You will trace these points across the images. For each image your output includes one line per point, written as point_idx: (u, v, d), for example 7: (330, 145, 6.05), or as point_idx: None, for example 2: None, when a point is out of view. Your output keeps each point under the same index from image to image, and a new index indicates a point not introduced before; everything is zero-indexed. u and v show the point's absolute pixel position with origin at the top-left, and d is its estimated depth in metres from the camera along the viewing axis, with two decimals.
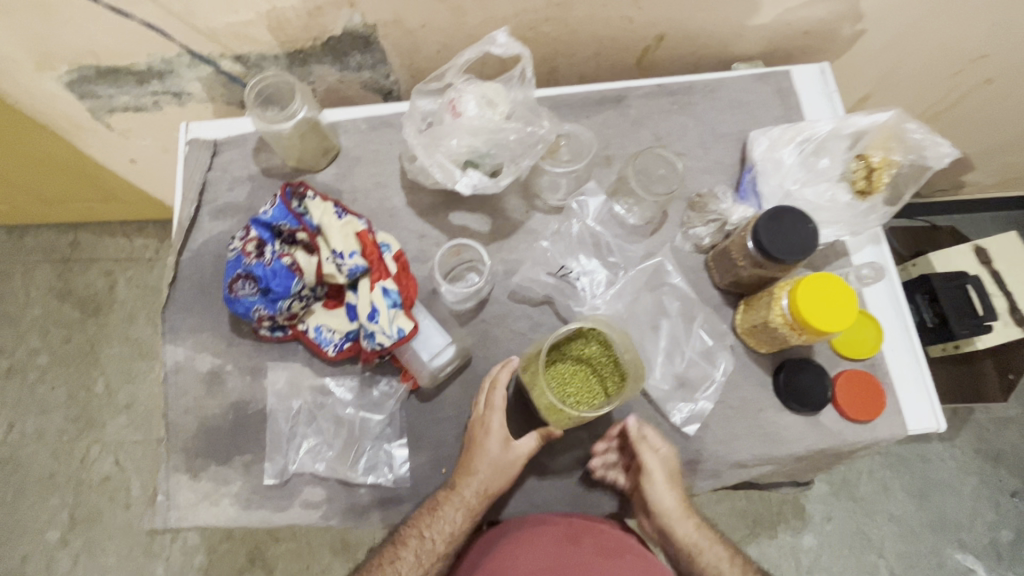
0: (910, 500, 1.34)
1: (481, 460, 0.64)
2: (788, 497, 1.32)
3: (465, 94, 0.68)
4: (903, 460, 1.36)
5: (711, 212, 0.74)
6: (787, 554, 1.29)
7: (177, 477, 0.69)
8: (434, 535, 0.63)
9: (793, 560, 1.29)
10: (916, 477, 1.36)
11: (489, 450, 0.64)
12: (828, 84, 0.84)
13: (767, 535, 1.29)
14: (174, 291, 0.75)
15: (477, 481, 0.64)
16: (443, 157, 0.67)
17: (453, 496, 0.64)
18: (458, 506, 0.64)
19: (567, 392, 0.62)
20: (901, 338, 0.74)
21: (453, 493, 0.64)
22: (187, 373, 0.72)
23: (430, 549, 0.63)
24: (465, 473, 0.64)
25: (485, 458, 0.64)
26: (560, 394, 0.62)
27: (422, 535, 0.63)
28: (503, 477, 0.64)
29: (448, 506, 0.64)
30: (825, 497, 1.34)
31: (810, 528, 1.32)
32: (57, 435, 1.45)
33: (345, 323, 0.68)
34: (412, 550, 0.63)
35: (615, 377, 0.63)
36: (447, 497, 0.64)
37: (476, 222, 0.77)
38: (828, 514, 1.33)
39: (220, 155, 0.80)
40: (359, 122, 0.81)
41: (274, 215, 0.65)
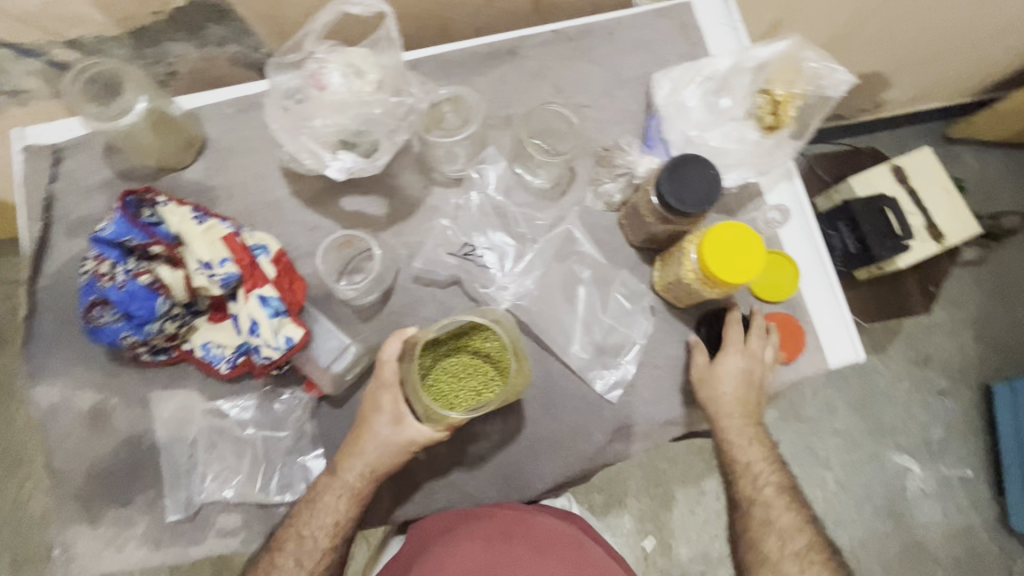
0: (850, 414, 1.41)
1: (369, 441, 0.60)
2: None
3: (329, 64, 0.59)
4: (841, 378, 1.43)
5: (619, 165, 0.71)
6: None
7: (74, 526, 0.63)
8: (314, 530, 0.59)
9: None
10: (854, 392, 1.42)
11: (381, 431, 0.59)
12: (731, 14, 0.79)
13: None
14: (35, 325, 0.66)
15: (363, 463, 0.60)
16: (310, 141, 0.60)
17: (334, 483, 0.60)
18: (342, 492, 0.60)
19: (446, 390, 0.58)
20: (818, 275, 0.74)
21: (335, 479, 0.60)
22: (66, 414, 0.65)
23: (311, 548, 0.59)
24: (349, 455, 0.60)
25: (373, 439, 0.59)
26: (443, 391, 0.58)
27: (300, 535, 0.59)
28: (390, 460, 0.60)
29: (329, 494, 0.60)
30: (773, 423, 1.39)
31: None
32: None
33: (232, 337, 0.62)
34: (290, 554, 0.59)
35: (497, 376, 0.58)
36: (332, 481, 0.60)
37: (371, 205, 0.71)
38: (776, 438, 1.39)
39: (65, 162, 0.69)
40: (223, 106, 0.71)
41: (116, 230, 0.56)
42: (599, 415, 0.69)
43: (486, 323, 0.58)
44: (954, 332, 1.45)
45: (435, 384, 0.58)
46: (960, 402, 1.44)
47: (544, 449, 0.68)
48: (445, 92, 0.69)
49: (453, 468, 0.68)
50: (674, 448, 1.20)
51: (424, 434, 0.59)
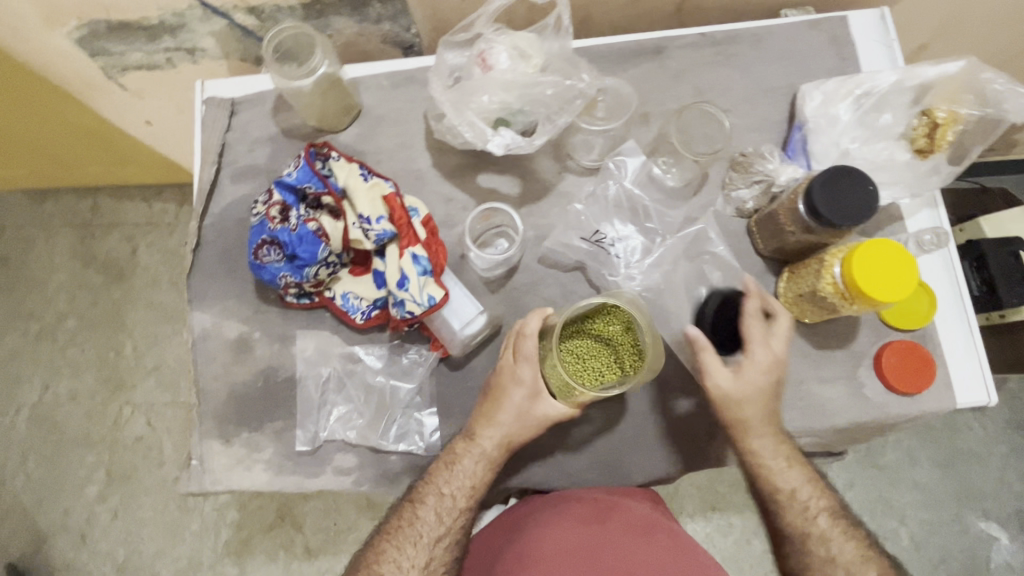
0: (936, 469, 1.32)
1: (505, 411, 0.63)
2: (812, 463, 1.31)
3: (497, 45, 0.63)
4: (932, 430, 1.34)
5: (756, 172, 0.70)
6: None
7: (210, 442, 0.69)
8: (454, 488, 0.63)
9: None
10: (943, 446, 1.33)
11: (518, 401, 0.63)
12: (887, 31, 0.77)
13: None
14: (198, 257, 0.73)
15: (499, 431, 0.63)
16: (473, 115, 0.63)
17: (473, 447, 0.63)
18: (479, 457, 0.63)
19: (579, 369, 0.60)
20: (956, 310, 0.70)
21: (473, 442, 0.63)
22: (215, 340, 0.71)
23: (451, 507, 0.62)
24: (486, 424, 0.63)
25: (511, 409, 0.63)
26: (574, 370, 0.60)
27: (440, 492, 0.62)
28: (526, 429, 0.63)
29: (467, 457, 0.63)
30: (849, 465, 1.32)
31: None
32: (90, 396, 1.50)
33: (373, 291, 0.66)
34: (431, 509, 0.62)
35: (632, 358, 0.60)
36: (468, 446, 0.63)
37: (505, 184, 0.74)
38: (851, 480, 1.32)
39: (238, 114, 0.76)
40: (381, 78, 0.77)
41: (298, 177, 0.62)
42: (706, 417, 0.69)
43: (620, 304, 0.60)
44: None
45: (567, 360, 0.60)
46: None
47: (647, 442, 0.69)
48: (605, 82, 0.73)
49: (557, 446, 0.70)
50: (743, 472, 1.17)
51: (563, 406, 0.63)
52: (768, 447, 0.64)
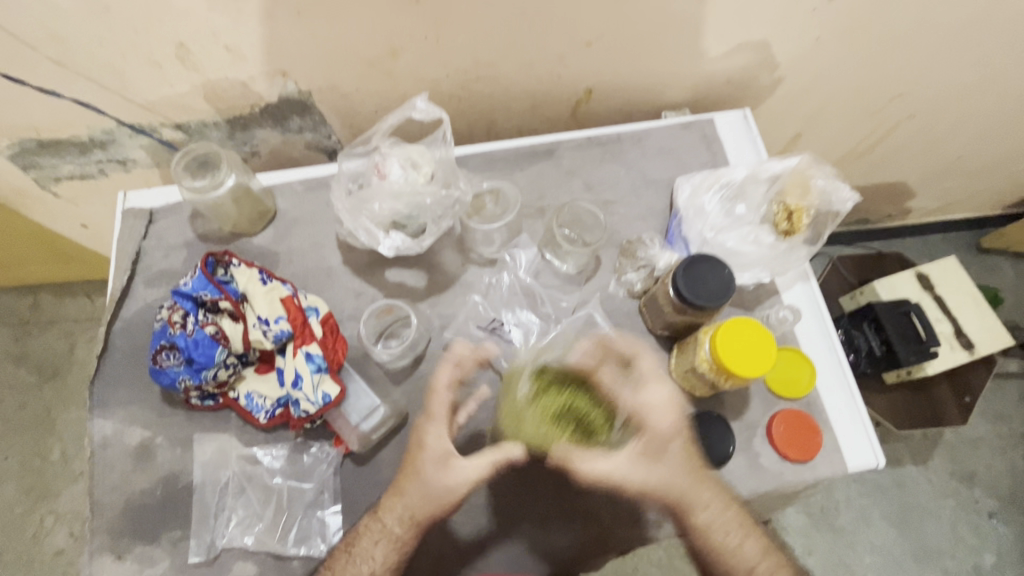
0: (889, 528, 1.32)
1: (412, 482, 0.62)
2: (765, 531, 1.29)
3: (389, 158, 0.69)
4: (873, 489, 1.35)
5: (642, 258, 0.77)
6: None
7: (101, 558, 0.66)
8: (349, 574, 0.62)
9: None
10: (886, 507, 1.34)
11: (424, 471, 0.62)
12: (750, 129, 0.88)
13: None
14: (105, 363, 0.74)
15: (403, 506, 0.62)
16: (366, 220, 0.69)
17: (375, 525, 0.63)
18: (379, 536, 0.62)
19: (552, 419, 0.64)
20: (836, 374, 0.75)
21: (384, 517, 0.63)
22: (114, 448, 0.70)
23: None
24: (392, 496, 0.63)
25: (416, 481, 0.62)
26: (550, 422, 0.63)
27: None
28: (433, 504, 0.62)
29: (368, 537, 0.62)
30: (796, 529, 1.31)
31: None
32: (9, 507, 1.46)
33: (275, 389, 0.68)
34: None
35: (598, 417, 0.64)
36: (370, 525, 0.63)
37: (412, 277, 0.78)
38: (809, 547, 1.30)
39: (156, 223, 0.80)
40: (296, 184, 0.82)
41: (194, 286, 0.65)
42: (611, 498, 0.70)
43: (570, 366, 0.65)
44: (999, 448, 1.38)
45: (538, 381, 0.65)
46: (1012, 527, 1.33)
47: (555, 527, 0.69)
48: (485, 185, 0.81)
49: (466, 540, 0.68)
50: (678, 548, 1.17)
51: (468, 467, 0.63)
52: (702, 491, 0.65)
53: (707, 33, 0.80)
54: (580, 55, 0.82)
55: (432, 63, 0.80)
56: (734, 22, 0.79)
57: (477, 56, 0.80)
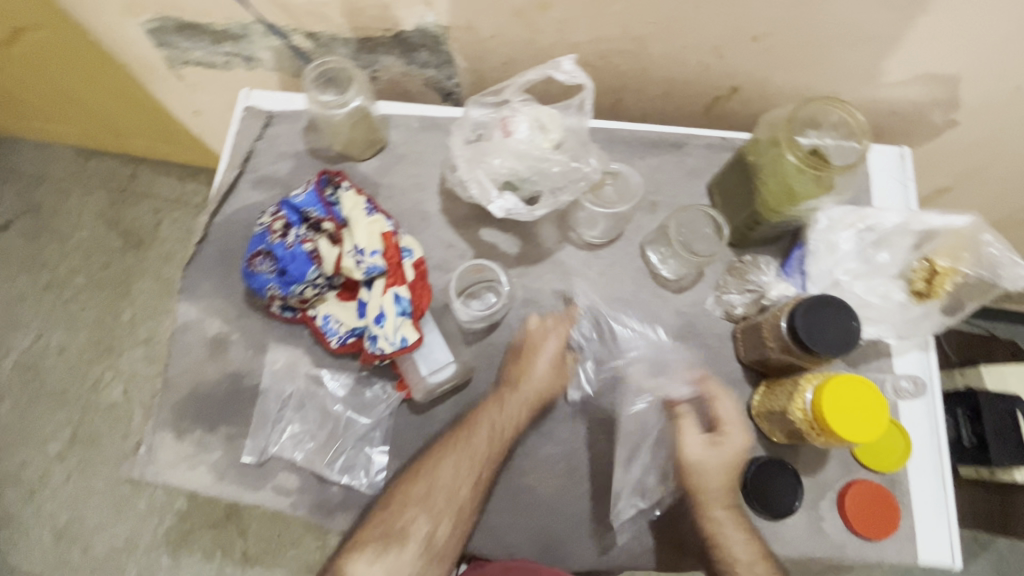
0: None
1: (524, 381, 0.70)
2: None
3: (520, 116, 0.66)
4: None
5: (750, 282, 0.72)
6: None
7: (163, 432, 0.70)
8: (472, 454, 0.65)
9: None
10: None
11: (529, 372, 0.71)
12: (905, 170, 0.79)
13: None
14: (200, 251, 0.76)
15: (515, 401, 0.69)
16: (483, 174, 0.65)
17: (490, 416, 0.68)
18: (493, 431, 0.67)
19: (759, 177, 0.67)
20: (931, 459, 0.68)
21: (484, 437, 0.67)
22: (193, 333, 0.73)
23: (448, 487, 0.64)
24: (502, 402, 0.69)
25: (528, 379, 0.70)
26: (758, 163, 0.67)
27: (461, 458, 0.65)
28: (537, 404, 0.70)
29: (483, 430, 0.67)
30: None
31: None
32: (79, 352, 1.63)
33: (353, 319, 0.68)
34: (422, 485, 0.64)
35: (789, 175, 0.63)
36: (483, 416, 0.68)
37: (506, 242, 0.76)
38: None
39: (272, 126, 0.80)
40: (411, 120, 0.81)
41: (304, 201, 0.65)
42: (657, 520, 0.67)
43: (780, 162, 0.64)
44: None
45: (731, 237, 0.74)
46: None
47: (590, 529, 0.68)
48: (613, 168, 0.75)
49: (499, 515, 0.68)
50: None
51: (517, 418, 0.68)
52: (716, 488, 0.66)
53: (894, 53, 0.71)
54: (739, 49, 0.75)
55: (581, 25, 0.75)
56: (930, 47, 0.69)
57: (629, 28, 0.74)
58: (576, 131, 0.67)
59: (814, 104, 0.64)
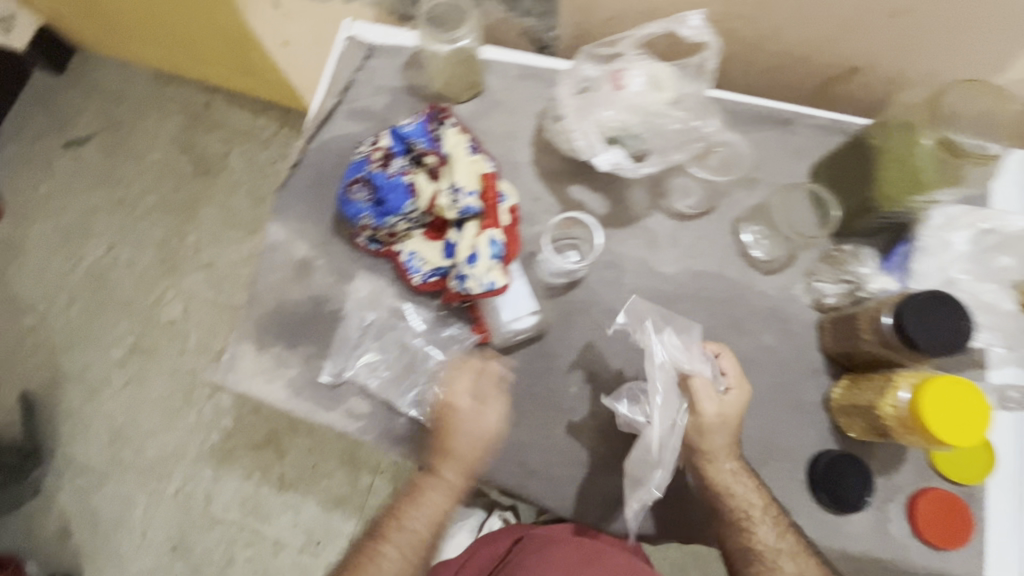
0: None
1: (456, 441, 0.66)
2: None
3: (634, 68, 0.64)
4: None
5: (847, 272, 0.69)
6: None
7: (246, 344, 0.72)
8: (414, 520, 0.66)
9: None
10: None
11: (460, 429, 0.65)
12: None
13: None
14: (293, 175, 0.77)
15: (461, 463, 0.66)
16: (590, 126, 0.64)
17: (435, 476, 0.66)
18: (446, 491, 0.66)
19: (882, 159, 0.63)
20: (1013, 481, 0.66)
21: (432, 496, 0.66)
22: (281, 254, 0.74)
23: (411, 536, 0.65)
24: (446, 457, 0.66)
25: (459, 438, 0.66)
26: (884, 144, 0.63)
27: (403, 524, 0.65)
28: (477, 447, 0.66)
29: (431, 489, 0.66)
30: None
31: None
32: (144, 268, 1.70)
33: (439, 258, 0.68)
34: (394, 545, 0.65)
35: (919, 159, 0.59)
36: (431, 481, 0.66)
37: (595, 202, 0.75)
38: None
39: (373, 59, 0.80)
40: (512, 66, 0.79)
41: (411, 131, 0.65)
42: None
43: (912, 145, 0.60)
44: None
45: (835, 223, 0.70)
46: None
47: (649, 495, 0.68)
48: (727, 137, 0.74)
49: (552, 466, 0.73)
50: None
51: (459, 477, 0.66)
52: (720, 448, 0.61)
53: None
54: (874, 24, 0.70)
55: None
56: None
57: None
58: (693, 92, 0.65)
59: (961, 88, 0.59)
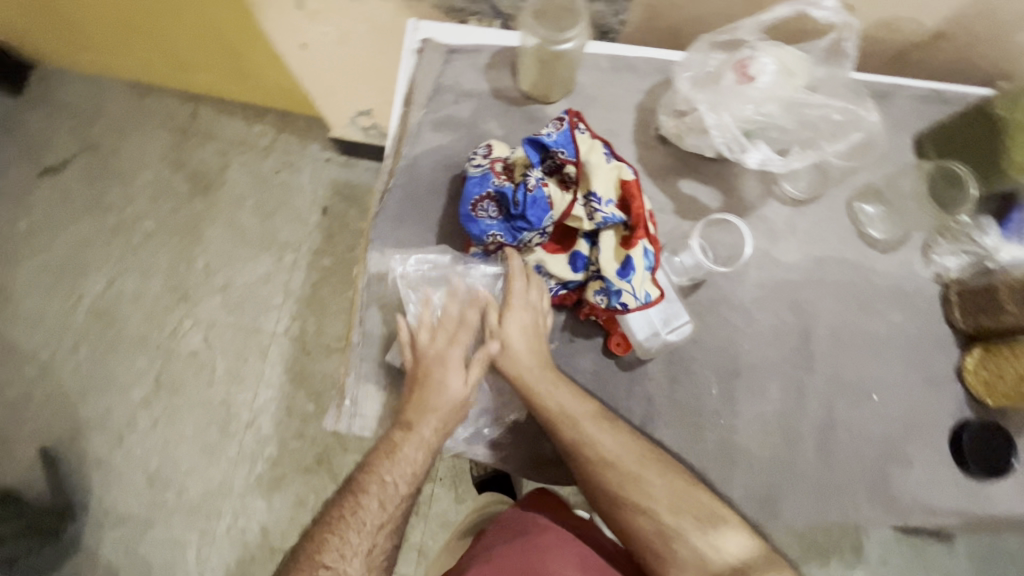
0: (971, 563, 1.25)
1: (439, 399, 0.65)
2: (851, 530, 1.22)
3: (763, 55, 0.61)
4: (1016, 545, 1.26)
5: (970, 244, 0.68)
6: None
7: (368, 385, 0.69)
8: (393, 477, 0.63)
9: None
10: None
11: (438, 386, 0.65)
12: None
13: (822, 562, 1.21)
14: (386, 199, 0.72)
15: (421, 413, 0.64)
16: (730, 119, 0.60)
17: (412, 434, 0.64)
18: (419, 446, 0.64)
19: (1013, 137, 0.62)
20: None
21: (394, 450, 0.63)
22: (388, 285, 0.70)
23: (392, 493, 0.63)
24: (421, 413, 0.64)
25: (444, 397, 0.65)
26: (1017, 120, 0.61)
27: (383, 480, 0.63)
28: (456, 414, 0.66)
29: (407, 445, 0.63)
30: (887, 540, 1.24)
31: (865, 565, 1.23)
32: (154, 299, 1.59)
33: (567, 272, 0.67)
34: (374, 495, 0.63)
35: None
36: (405, 437, 0.64)
37: (708, 196, 0.73)
38: (885, 558, 1.23)
39: (452, 62, 0.74)
40: (602, 59, 0.75)
41: (556, 139, 0.62)
42: (867, 479, 0.68)
43: None
44: None
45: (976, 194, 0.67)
46: None
47: (802, 487, 0.68)
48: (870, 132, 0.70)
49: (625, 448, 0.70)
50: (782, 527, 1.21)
51: (431, 435, 0.64)
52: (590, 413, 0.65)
53: None
54: None
55: None
56: None
57: None
58: (838, 75, 0.62)
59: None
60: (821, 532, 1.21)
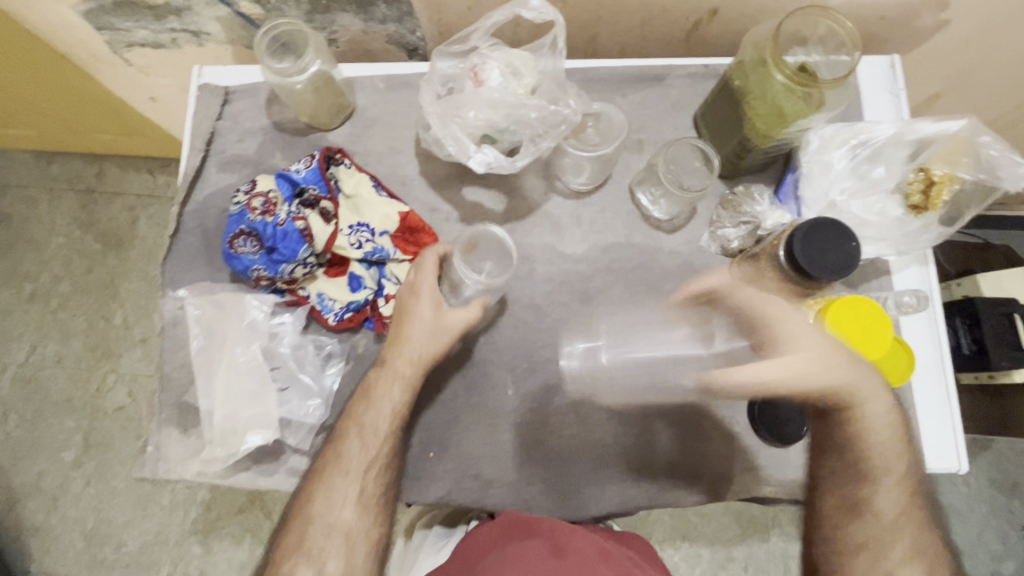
0: None
1: (414, 329, 0.66)
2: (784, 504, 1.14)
3: (488, 60, 0.62)
4: (956, 499, 1.19)
5: (745, 213, 0.70)
6: (776, 560, 1.13)
7: (168, 430, 0.69)
8: (373, 415, 0.64)
9: (781, 566, 1.12)
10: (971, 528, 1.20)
11: (419, 318, 0.66)
12: (894, 79, 0.74)
13: (760, 538, 1.13)
14: (176, 243, 0.73)
15: (410, 347, 0.65)
16: (457, 130, 0.62)
17: (387, 369, 0.65)
18: (395, 380, 0.65)
19: (747, 106, 0.63)
20: (936, 373, 0.68)
21: (381, 391, 0.65)
22: (182, 328, 0.71)
23: (373, 429, 0.64)
24: (399, 346, 0.66)
25: (417, 327, 0.66)
26: (744, 92, 0.64)
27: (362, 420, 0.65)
28: (439, 343, 0.66)
29: (385, 380, 0.65)
30: None
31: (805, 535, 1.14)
32: (75, 360, 1.56)
33: (347, 295, 0.68)
34: (354, 438, 0.64)
35: (779, 105, 0.60)
36: (382, 372, 0.66)
37: (491, 199, 0.74)
38: None
39: (232, 104, 0.76)
40: (377, 80, 0.76)
41: (306, 177, 0.67)
42: (671, 458, 0.68)
43: (765, 93, 0.61)
44: None
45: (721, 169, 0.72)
46: None
47: (609, 471, 0.68)
48: (594, 108, 0.71)
49: (443, 459, 0.69)
50: (711, 507, 1.15)
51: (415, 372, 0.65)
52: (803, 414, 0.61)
53: None
54: None
55: None
56: None
57: None
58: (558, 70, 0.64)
59: (798, 16, 0.58)
60: (753, 506, 1.14)
